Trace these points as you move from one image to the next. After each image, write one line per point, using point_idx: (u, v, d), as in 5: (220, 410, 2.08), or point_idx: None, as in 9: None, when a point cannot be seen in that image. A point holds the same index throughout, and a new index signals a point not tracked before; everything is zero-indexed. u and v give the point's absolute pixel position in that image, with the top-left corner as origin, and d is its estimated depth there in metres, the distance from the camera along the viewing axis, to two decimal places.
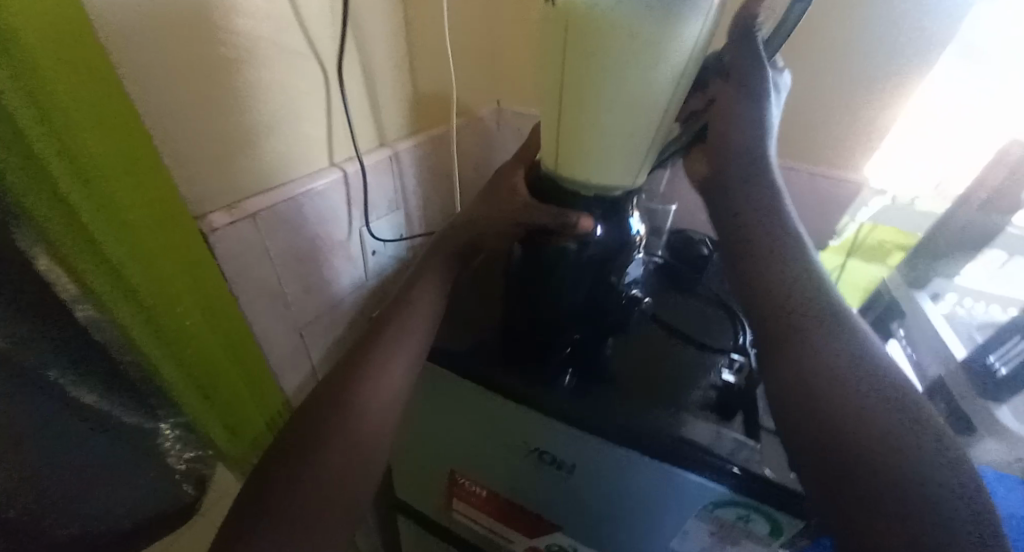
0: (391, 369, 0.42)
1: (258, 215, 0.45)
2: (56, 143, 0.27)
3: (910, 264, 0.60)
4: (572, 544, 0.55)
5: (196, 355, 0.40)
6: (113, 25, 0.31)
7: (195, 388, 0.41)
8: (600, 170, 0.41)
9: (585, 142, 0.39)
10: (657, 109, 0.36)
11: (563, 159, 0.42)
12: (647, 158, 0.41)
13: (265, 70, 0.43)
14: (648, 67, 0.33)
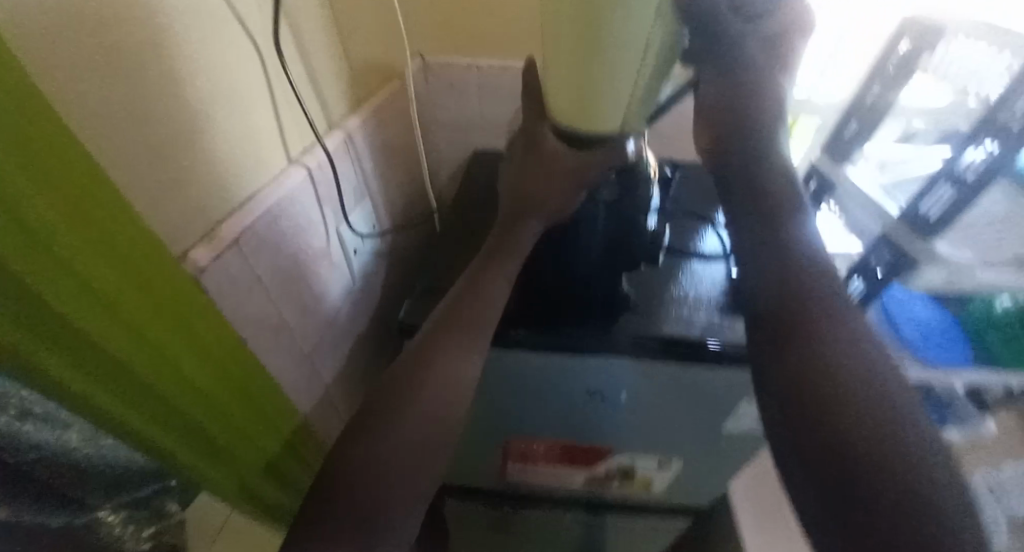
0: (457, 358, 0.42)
1: (240, 241, 0.37)
2: (30, 254, 0.21)
3: (833, 143, 0.69)
4: (631, 459, 0.61)
5: (197, 412, 0.35)
6: (34, 29, 0.21)
7: (204, 451, 0.37)
8: (603, 115, 0.39)
9: (591, 91, 0.36)
10: (639, 58, 0.34)
11: (563, 107, 0.39)
12: (638, 106, 0.39)
13: (198, 58, 0.33)
14: (634, 17, 0.30)
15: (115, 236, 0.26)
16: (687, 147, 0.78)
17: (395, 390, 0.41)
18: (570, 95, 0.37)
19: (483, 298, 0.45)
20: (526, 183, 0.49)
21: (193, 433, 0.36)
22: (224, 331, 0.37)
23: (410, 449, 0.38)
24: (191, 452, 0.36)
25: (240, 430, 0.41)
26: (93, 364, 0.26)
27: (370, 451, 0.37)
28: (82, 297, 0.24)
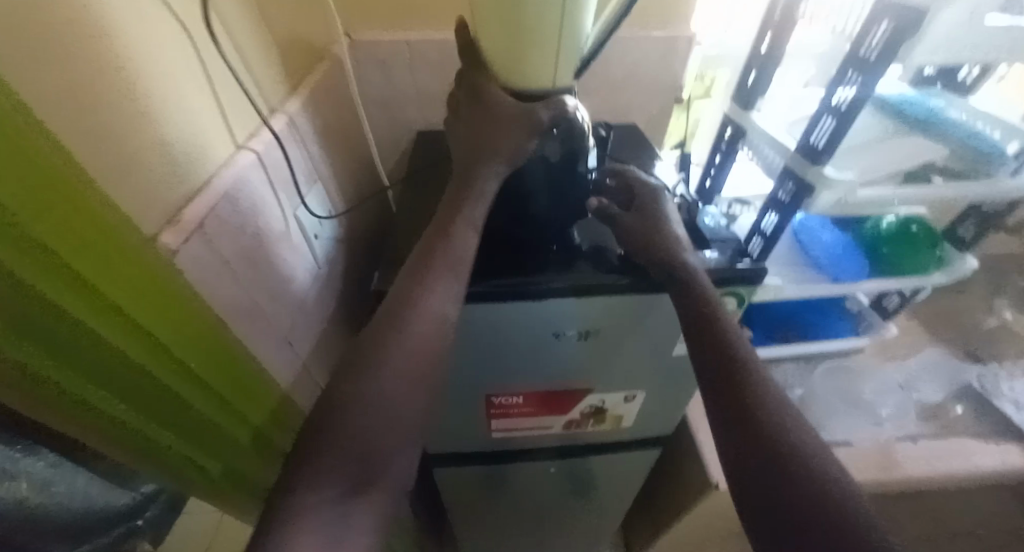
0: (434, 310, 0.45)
1: (205, 224, 0.37)
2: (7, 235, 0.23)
3: (740, 93, 0.77)
4: (603, 397, 0.67)
5: (156, 373, 0.36)
6: None
7: (185, 431, 0.41)
8: (534, 64, 0.45)
9: (518, 39, 0.42)
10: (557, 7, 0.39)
11: (502, 54, 0.45)
12: (567, 58, 0.44)
13: (136, 40, 0.33)
14: None
15: (59, 189, 0.25)
16: (617, 109, 0.85)
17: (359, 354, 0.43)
18: (503, 40, 0.43)
19: (455, 248, 0.47)
20: (488, 132, 0.50)
21: (146, 395, 0.36)
22: (194, 305, 0.37)
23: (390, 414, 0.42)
24: (139, 413, 0.36)
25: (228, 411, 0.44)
26: (65, 334, 0.29)
27: (350, 411, 0.40)
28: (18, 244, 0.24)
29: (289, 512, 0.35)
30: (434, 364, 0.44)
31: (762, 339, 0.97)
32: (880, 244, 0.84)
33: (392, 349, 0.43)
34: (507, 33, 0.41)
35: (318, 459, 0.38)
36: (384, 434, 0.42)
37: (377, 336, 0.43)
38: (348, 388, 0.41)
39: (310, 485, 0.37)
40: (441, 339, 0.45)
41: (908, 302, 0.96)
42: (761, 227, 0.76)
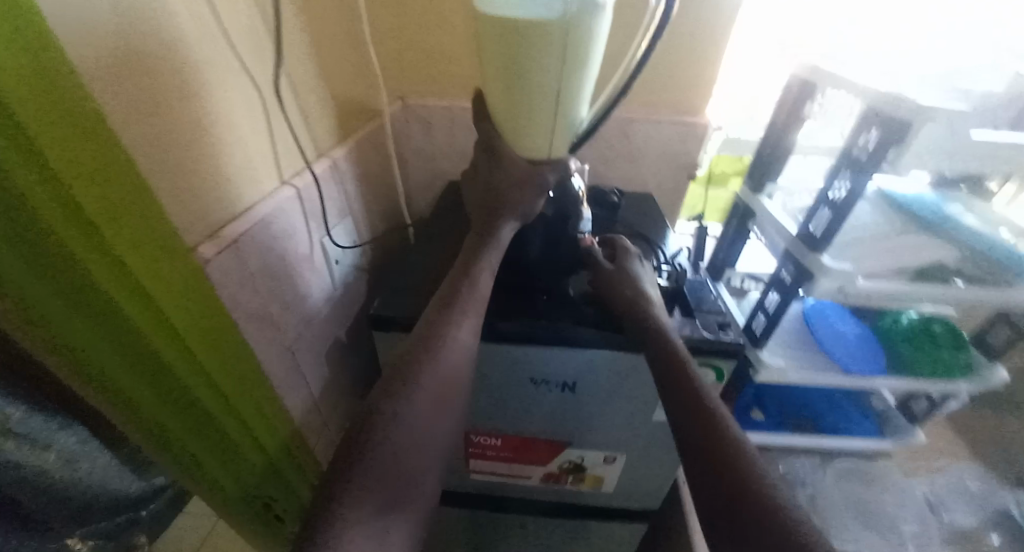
0: (438, 337, 0.48)
1: (238, 241, 0.46)
2: (61, 210, 0.29)
3: (751, 178, 0.83)
4: (581, 454, 0.66)
5: (181, 370, 0.41)
6: (89, 68, 0.30)
7: (190, 428, 0.44)
8: (531, 136, 0.52)
9: (518, 112, 0.50)
10: (547, 90, 0.47)
11: (505, 127, 0.52)
12: (559, 132, 0.51)
13: (214, 96, 0.43)
14: (540, 55, 0.44)
15: (123, 197, 0.33)
16: (634, 181, 0.91)
17: (396, 381, 0.46)
18: (507, 114, 0.51)
19: (477, 286, 0.52)
20: (493, 187, 0.55)
21: (168, 391, 0.41)
22: (213, 305, 0.43)
23: (409, 432, 0.44)
24: (164, 405, 0.41)
25: (232, 412, 0.48)
26: (98, 310, 0.34)
27: (387, 424, 0.43)
28: (84, 235, 0.31)
29: (330, 529, 0.36)
30: (452, 390, 0.48)
31: (772, 425, 0.93)
32: (895, 343, 0.82)
33: (424, 380, 0.46)
34: (510, 107, 0.50)
35: (355, 479, 0.40)
36: (414, 459, 0.44)
37: (405, 367, 0.47)
38: (385, 407, 0.44)
39: (353, 503, 0.38)
40: (461, 369, 0.49)
41: (937, 410, 0.89)
42: (765, 304, 0.77)
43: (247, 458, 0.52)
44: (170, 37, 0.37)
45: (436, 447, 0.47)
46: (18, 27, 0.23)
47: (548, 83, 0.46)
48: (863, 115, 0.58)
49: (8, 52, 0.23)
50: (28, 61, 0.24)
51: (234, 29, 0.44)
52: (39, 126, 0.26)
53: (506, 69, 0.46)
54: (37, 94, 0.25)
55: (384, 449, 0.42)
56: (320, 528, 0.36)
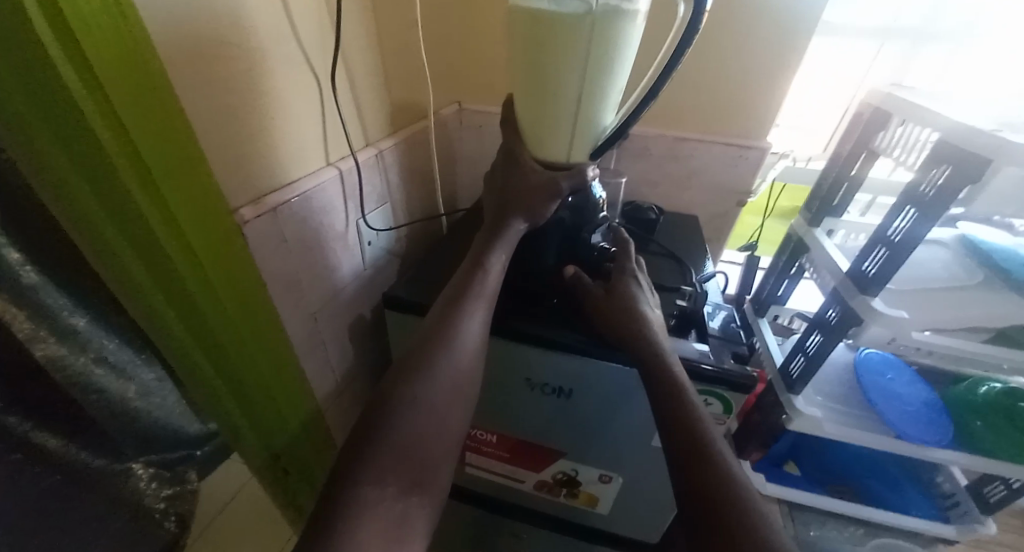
0: (444, 325, 0.51)
1: (277, 209, 0.51)
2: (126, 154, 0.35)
3: (809, 209, 0.77)
4: (576, 467, 0.65)
5: (213, 319, 0.46)
6: (162, 47, 0.36)
7: (213, 368, 0.49)
8: (551, 138, 0.52)
9: (541, 113, 0.50)
10: (570, 95, 0.48)
11: (529, 129, 0.53)
12: (581, 138, 0.52)
13: (275, 82, 0.48)
14: (566, 59, 0.45)
15: (181, 153, 0.39)
16: (679, 201, 0.88)
17: (410, 366, 0.47)
18: (530, 114, 0.52)
19: (487, 279, 0.54)
20: (507, 190, 0.56)
21: (199, 332, 0.46)
22: (247, 265, 0.48)
23: (417, 429, 0.44)
24: (192, 342, 0.46)
25: (254, 367, 0.53)
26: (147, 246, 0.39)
27: (400, 412, 0.44)
28: (143, 183, 0.37)
29: (353, 500, 0.38)
30: (468, 383, 0.49)
31: (807, 484, 0.85)
32: (968, 415, 0.71)
33: (438, 367, 0.47)
34: (534, 108, 0.51)
35: (379, 457, 0.41)
36: (429, 446, 0.45)
37: (419, 355, 0.48)
38: (394, 396, 0.45)
39: (373, 480, 0.40)
40: (472, 361, 0.50)
41: (1016, 498, 0.75)
42: (804, 346, 0.70)
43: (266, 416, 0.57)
44: (239, 27, 0.43)
45: (446, 440, 0.47)
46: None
47: (571, 86, 0.47)
48: (933, 149, 0.52)
49: (95, 13, 0.30)
50: (110, 24, 0.31)
51: (300, 25, 0.50)
52: (113, 78, 0.32)
53: (533, 71, 0.47)
54: (115, 51, 0.32)
55: (399, 431, 0.43)
56: (344, 500, 0.38)
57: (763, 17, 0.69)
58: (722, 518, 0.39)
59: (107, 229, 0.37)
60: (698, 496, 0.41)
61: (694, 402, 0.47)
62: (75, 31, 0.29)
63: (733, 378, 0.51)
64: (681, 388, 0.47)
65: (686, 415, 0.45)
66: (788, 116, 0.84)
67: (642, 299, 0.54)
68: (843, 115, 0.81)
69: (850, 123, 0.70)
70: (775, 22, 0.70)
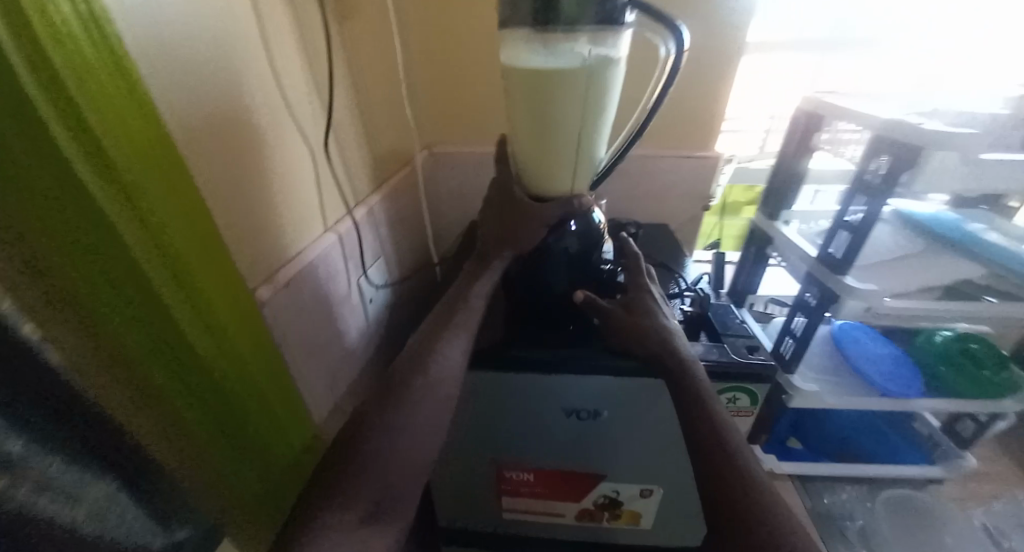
0: (437, 348, 0.49)
1: (290, 283, 0.49)
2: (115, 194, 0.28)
3: (766, 205, 0.85)
4: (617, 487, 0.65)
5: (228, 382, 0.38)
6: (178, 129, 0.36)
7: (236, 450, 0.40)
8: (555, 174, 0.56)
9: (542, 153, 0.54)
10: (571, 135, 0.51)
11: (530, 168, 0.56)
12: (581, 171, 0.56)
13: (275, 155, 0.48)
14: (566, 103, 0.48)
15: (170, 181, 0.33)
16: (651, 213, 0.94)
17: (390, 389, 0.45)
18: (530, 155, 0.55)
19: (472, 308, 0.54)
20: (501, 223, 0.59)
21: (230, 422, 0.39)
22: (252, 309, 0.42)
23: (400, 447, 0.41)
24: (211, 429, 0.37)
25: (275, 431, 0.45)
26: (146, 311, 0.31)
27: (377, 433, 0.41)
28: (154, 250, 0.31)
29: (313, 536, 0.35)
30: (445, 405, 0.46)
31: (812, 455, 0.91)
32: (935, 362, 0.80)
33: (413, 391, 0.45)
34: (535, 150, 0.54)
35: (342, 487, 0.38)
36: (399, 471, 0.41)
37: (395, 383, 0.46)
38: (373, 419, 0.43)
39: (338, 507, 0.36)
40: (451, 386, 0.48)
41: (986, 430, 0.86)
42: (792, 328, 0.77)
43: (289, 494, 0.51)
44: (239, 106, 0.43)
45: (427, 457, 0.43)
46: (102, 46, 0.26)
47: (572, 126, 0.50)
48: (872, 143, 0.60)
49: (89, 60, 0.26)
50: (107, 79, 0.27)
51: (292, 98, 0.51)
52: (94, 103, 0.26)
53: (531, 116, 0.51)
54: (114, 106, 0.27)
55: (368, 458, 0.40)
56: (303, 538, 0.34)
57: (700, 45, 0.79)
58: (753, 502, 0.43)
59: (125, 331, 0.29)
60: (705, 453, 0.47)
61: (703, 382, 0.51)
62: (63, 79, 0.24)
63: (756, 372, 0.55)
64: (698, 383, 0.50)
65: (692, 395, 0.50)
66: (729, 123, 0.95)
67: (656, 314, 0.56)
68: (773, 118, 0.95)
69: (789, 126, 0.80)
70: (709, 48, 0.79)
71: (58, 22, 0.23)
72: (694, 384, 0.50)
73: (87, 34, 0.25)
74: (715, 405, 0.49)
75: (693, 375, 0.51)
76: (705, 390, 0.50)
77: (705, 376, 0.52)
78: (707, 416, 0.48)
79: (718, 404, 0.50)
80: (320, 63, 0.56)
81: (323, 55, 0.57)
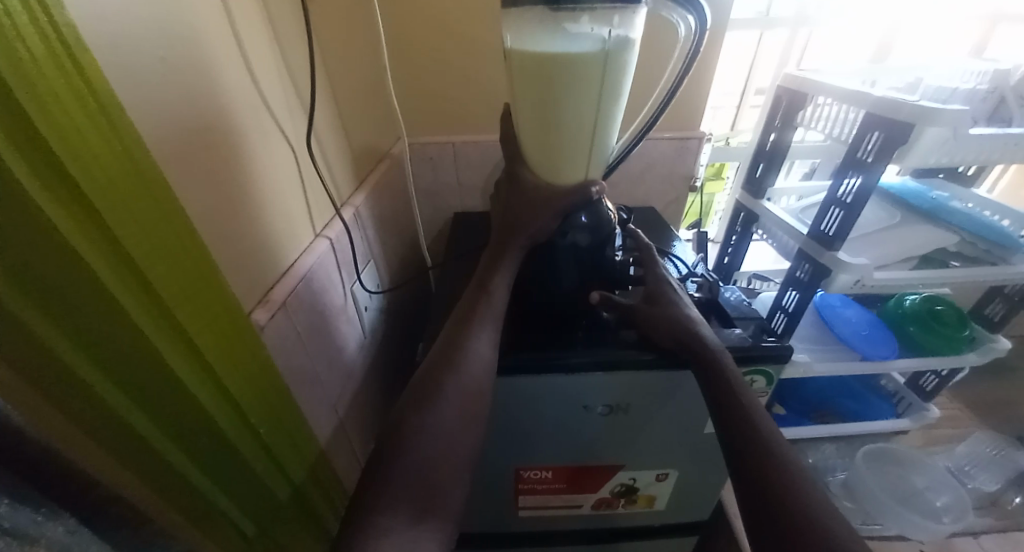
0: (469, 343, 0.49)
1: (287, 303, 0.44)
2: (61, 206, 0.23)
3: (750, 183, 0.86)
4: (634, 475, 0.66)
5: (209, 405, 0.34)
6: (149, 133, 0.30)
7: (218, 480, 0.36)
8: (567, 166, 0.53)
9: (553, 144, 0.50)
10: (585, 124, 0.48)
11: (539, 160, 0.53)
12: (593, 160, 0.53)
13: (258, 157, 0.42)
14: (582, 91, 0.45)
15: (142, 187, 0.27)
16: (636, 195, 0.93)
17: (423, 390, 0.45)
18: (540, 146, 0.52)
19: (493, 299, 0.53)
20: (512, 214, 0.56)
21: (218, 458, 0.35)
22: (244, 324, 0.37)
23: (441, 444, 0.42)
24: (190, 459, 0.32)
25: (265, 454, 0.41)
26: (105, 337, 0.26)
27: (416, 435, 0.42)
28: (122, 274, 0.27)
29: (368, 536, 0.35)
30: (479, 403, 0.46)
31: (796, 418, 0.97)
32: (906, 323, 0.85)
33: (447, 390, 0.45)
34: (545, 141, 0.51)
35: (392, 486, 0.38)
36: (440, 468, 0.41)
37: (429, 381, 0.46)
38: (410, 419, 0.43)
39: (389, 509, 0.37)
40: (484, 380, 0.47)
41: (946, 383, 0.94)
42: (783, 303, 0.79)
43: (300, 523, 0.47)
44: (215, 105, 0.37)
45: (468, 458, 0.44)
46: (53, 42, 0.22)
47: (586, 114, 0.47)
48: (865, 121, 0.61)
49: (28, 44, 0.20)
50: (66, 88, 0.22)
51: (267, 89, 0.44)
52: (42, 100, 0.21)
53: (542, 106, 0.47)
54: (76, 122, 0.23)
55: (409, 458, 0.40)
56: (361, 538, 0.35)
57: None
58: (761, 476, 0.44)
59: (100, 379, 0.26)
60: (736, 443, 0.47)
61: (727, 365, 0.51)
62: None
63: (772, 354, 0.55)
64: (721, 369, 0.50)
65: (717, 379, 0.49)
66: (713, 102, 0.99)
67: (679, 306, 0.56)
68: (757, 94, 0.98)
69: (772, 103, 0.81)
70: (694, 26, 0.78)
71: (3, 23, 0.19)
72: (717, 370, 0.50)
73: (36, 30, 0.21)
74: (737, 381, 0.50)
75: (714, 358, 0.51)
76: (727, 367, 0.50)
77: (727, 359, 0.51)
78: (725, 389, 0.49)
79: (747, 390, 0.50)
80: (293, 51, 0.49)
81: (295, 42, 0.50)
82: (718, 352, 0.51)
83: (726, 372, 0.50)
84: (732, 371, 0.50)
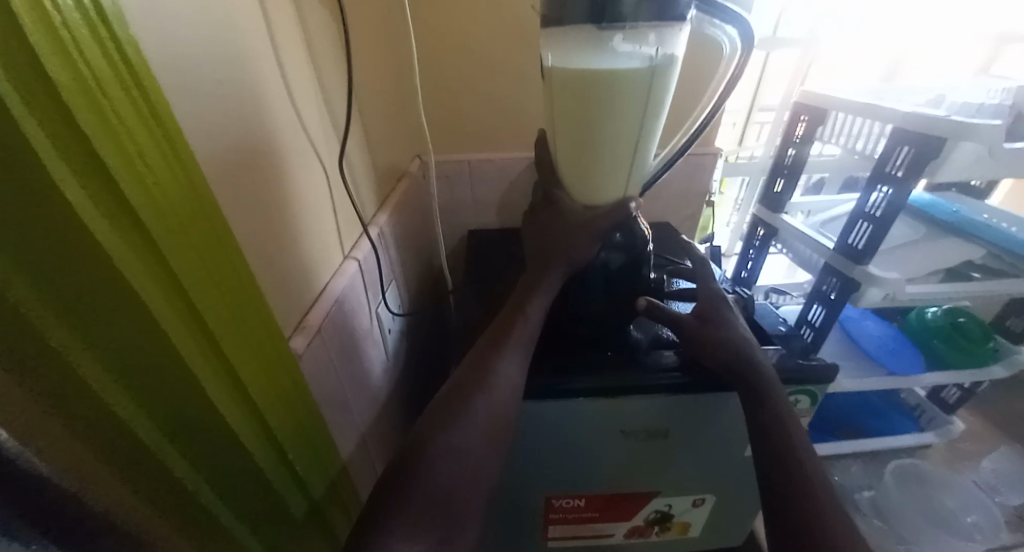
0: (503, 368, 0.46)
1: (323, 328, 0.41)
2: (113, 231, 0.21)
3: (768, 197, 0.86)
4: (669, 501, 0.63)
5: (246, 438, 0.31)
6: (201, 152, 0.28)
7: (249, 521, 0.32)
8: (607, 185, 0.52)
9: (592, 162, 0.49)
10: (627, 139, 0.47)
11: (575, 179, 0.52)
12: (631, 178, 0.52)
13: (295, 179, 0.40)
14: (624, 105, 0.44)
15: (192, 206, 0.25)
16: (653, 211, 0.92)
17: (444, 404, 0.43)
18: (577, 166, 0.50)
19: (528, 322, 0.51)
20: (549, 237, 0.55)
21: (248, 495, 0.32)
22: (284, 350, 0.35)
23: (459, 460, 0.40)
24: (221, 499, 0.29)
25: (295, 487, 0.38)
26: (148, 369, 0.24)
27: (437, 453, 0.39)
28: (171, 301, 0.24)
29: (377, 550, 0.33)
30: (506, 424, 0.44)
31: (821, 435, 0.95)
32: (930, 336, 0.84)
33: (475, 407, 0.43)
34: (582, 159, 0.49)
35: (407, 496, 0.36)
36: (465, 486, 0.39)
37: (452, 399, 0.44)
38: (431, 435, 0.41)
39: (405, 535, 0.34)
40: (511, 403, 0.45)
41: (969, 396, 0.93)
42: (809, 318, 0.78)
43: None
44: (259, 125, 0.35)
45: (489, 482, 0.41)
46: (116, 62, 0.20)
47: (627, 130, 0.46)
48: (893, 135, 0.61)
49: (92, 62, 0.19)
50: (129, 108, 0.21)
51: (304, 109, 0.43)
52: (102, 120, 0.20)
53: (580, 123, 0.46)
54: (135, 142, 0.21)
55: (428, 476, 0.38)
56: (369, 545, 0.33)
57: None
58: (810, 497, 0.42)
59: (139, 418, 0.23)
60: (771, 457, 0.45)
61: (773, 385, 0.49)
62: (62, 89, 0.18)
63: (816, 371, 0.54)
64: (766, 390, 0.48)
65: (762, 400, 0.48)
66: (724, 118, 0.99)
67: (730, 328, 0.53)
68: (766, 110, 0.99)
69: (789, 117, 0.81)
70: None
71: (65, 37, 0.18)
72: (762, 390, 0.48)
73: (99, 49, 0.19)
74: (781, 400, 0.48)
75: (759, 378, 0.49)
76: (773, 389, 0.49)
77: (775, 382, 0.50)
78: (775, 411, 0.47)
79: (790, 409, 0.48)
80: (326, 70, 0.48)
81: (326, 60, 0.48)
82: (765, 374, 0.50)
83: (773, 395, 0.48)
84: (779, 394, 0.49)
